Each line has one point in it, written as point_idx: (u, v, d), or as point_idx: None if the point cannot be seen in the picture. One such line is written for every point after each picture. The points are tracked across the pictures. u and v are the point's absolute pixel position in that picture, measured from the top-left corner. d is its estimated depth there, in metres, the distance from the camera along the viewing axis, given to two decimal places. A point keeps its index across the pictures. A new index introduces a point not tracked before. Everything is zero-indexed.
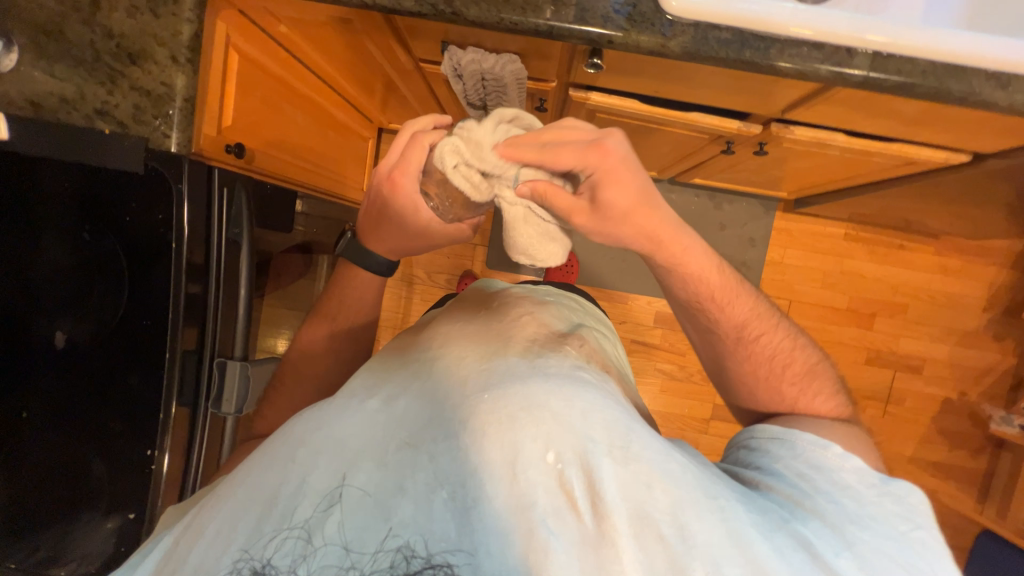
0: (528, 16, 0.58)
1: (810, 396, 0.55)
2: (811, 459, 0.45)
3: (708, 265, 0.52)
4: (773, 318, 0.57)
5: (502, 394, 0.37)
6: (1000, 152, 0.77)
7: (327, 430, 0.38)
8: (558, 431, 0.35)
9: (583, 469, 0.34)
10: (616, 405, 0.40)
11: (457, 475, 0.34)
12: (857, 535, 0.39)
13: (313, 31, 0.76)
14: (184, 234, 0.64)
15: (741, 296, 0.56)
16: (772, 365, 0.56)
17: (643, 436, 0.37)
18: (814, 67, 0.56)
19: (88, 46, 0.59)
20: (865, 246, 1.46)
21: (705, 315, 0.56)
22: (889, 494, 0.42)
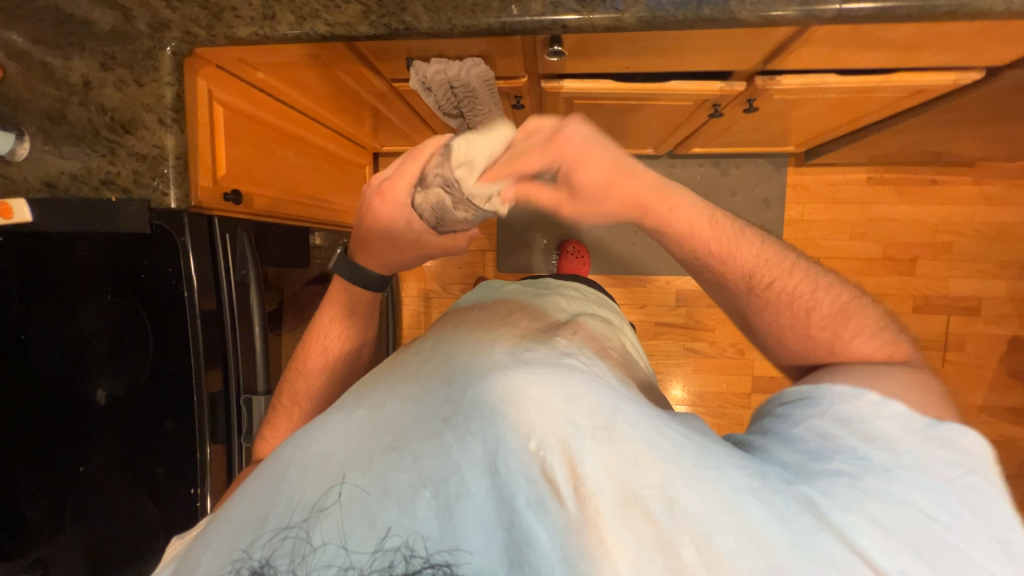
0: (478, 17, 0.58)
1: (844, 338, 0.50)
2: (839, 414, 0.42)
3: (700, 216, 0.49)
4: (787, 261, 0.52)
5: (484, 389, 0.38)
6: (1018, 63, 0.71)
7: (321, 440, 0.39)
8: (539, 418, 0.36)
9: (565, 453, 0.34)
10: (603, 386, 0.41)
11: (439, 474, 0.34)
12: (883, 488, 0.36)
13: (288, 73, 0.79)
14: (195, 286, 0.69)
15: (744, 243, 0.50)
16: (793, 306, 0.51)
17: (628, 415, 0.37)
18: (781, 10, 0.54)
19: (87, 123, 0.64)
20: (893, 187, 1.36)
21: (710, 271, 0.52)
22: (937, 438, 0.39)
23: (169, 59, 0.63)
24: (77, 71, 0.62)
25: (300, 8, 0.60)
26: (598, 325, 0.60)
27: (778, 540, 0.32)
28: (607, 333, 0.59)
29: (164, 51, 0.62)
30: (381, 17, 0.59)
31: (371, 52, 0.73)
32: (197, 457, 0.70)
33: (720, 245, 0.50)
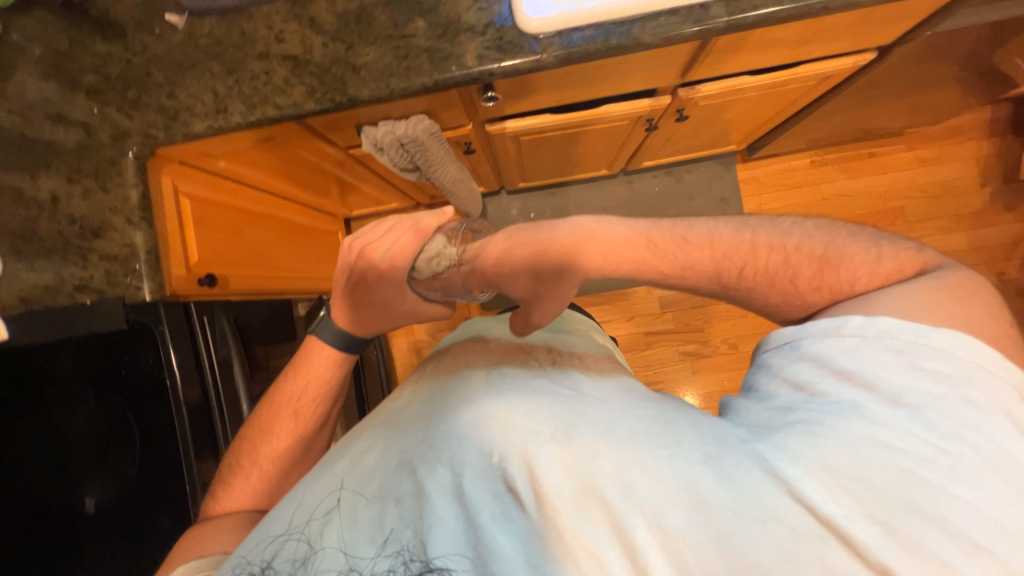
0: (413, 79, 0.64)
1: (840, 285, 0.43)
2: (816, 356, 0.40)
3: (630, 234, 0.48)
4: (741, 239, 0.45)
5: (456, 415, 0.43)
6: (902, 39, 0.79)
7: (328, 465, 0.44)
8: (501, 435, 0.39)
9: (525, 463, 0.37)
10: (570, 399, 0.44)
11: (419, 496, 0.38)
12: (849, 426, 0.34)
13: (248, 158, 0.84)
14: (177, 374, 0.69)
15: (689, 246, 0.46)
16: (773, 289, 0.45)
17: (586, 421, 0.41)
18: (679, 30, 0.61)
19: (57, 236, 0.67)
20: (836, 166, 1.44)
21: (681, 285, 0.48)
22: (926, 358, 0.35)
23: (132, 160, 0.72)
24: (43, 189, 0.66)
25: (247, 98, 0.66)
26: (571, 345, 0.62)
27: (724, 501, 0.33)
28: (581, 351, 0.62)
29: (126, 156, 0.71)
30: (325, 94, 0.65)
31: (323, 127, 0.78)
32: None
33: (676, 262, 0.47)
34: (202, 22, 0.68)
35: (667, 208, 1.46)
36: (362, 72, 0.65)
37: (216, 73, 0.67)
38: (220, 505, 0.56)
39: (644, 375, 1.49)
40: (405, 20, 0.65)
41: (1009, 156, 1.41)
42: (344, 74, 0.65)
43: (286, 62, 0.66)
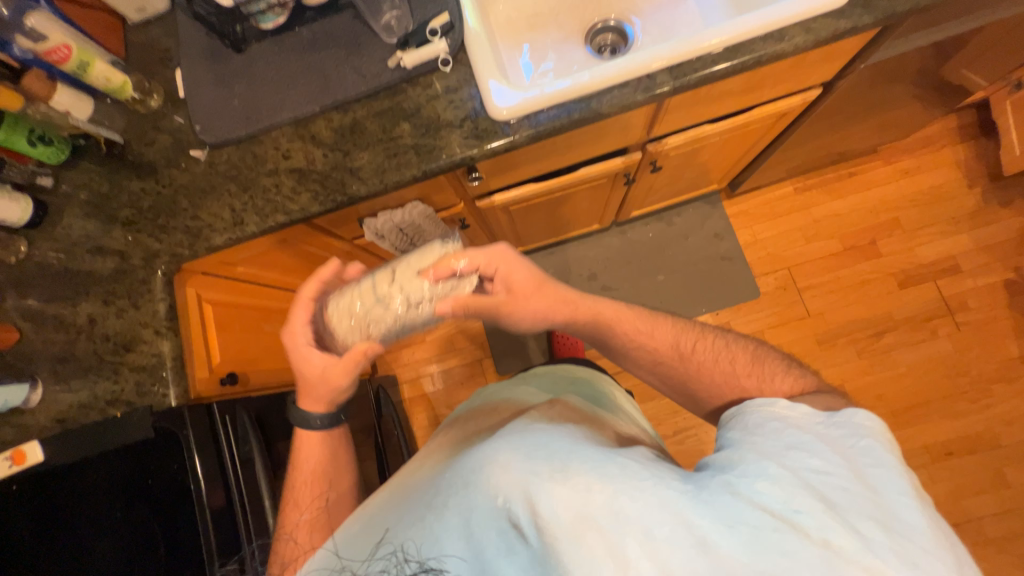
0: (403, 172, 0.72)
1: (767, 377, 0.56)
2: (763, 414, 0.47)
3: (619, 308, 0.65)
4: (700, 330, 0.63)
5: (464, 462, 0.49)
6: (841, 74, 0.87)
7: (362, 517, 0.53)
8: (503, 480, 0.43)
9: (527, 502, 0.41)
10: (567, 436, 0.48)
11: (429, 530, 0.45)
12: (789, 460, 0.41)
13: (263, 260, 0.91)
14: (202, 479, 0.70)
15: (661, 322, 0.63)
16: (719, 361, 0.58)
17: (583, 457, 0.43)
18: (632, 99, 0.70)
19: (92, 354, 0.75)
20: (820, 189, 1.49)
21: (640, 350, 0.62)
22: (835, 424, 0.45)
23: (160, 279, 0.77)
24: (83, 313, 0.76)
25: (260, 210, 0.75)
26: (578, 400, 0.64)
27: (702, 519, 0.38)
28: (589, 407, 0.64)
29: (155, 274, 0.77)
30: (328, 196, 0.73)
31: (328, 225, 0.86)
32: None
33: (637, 330, 0.63)
34: (219, 151, 0.77)
35: (665, 252, 1.50)
36: (359, 174, 0.73)
37: (233, 192, 0.76)
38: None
39: (673, 422, 1.43)
40: (393, 125, 0.74)
41: (990, 156, 1.44)
42: (344, 177, 0.74)
43: (293, 174, 0.75)
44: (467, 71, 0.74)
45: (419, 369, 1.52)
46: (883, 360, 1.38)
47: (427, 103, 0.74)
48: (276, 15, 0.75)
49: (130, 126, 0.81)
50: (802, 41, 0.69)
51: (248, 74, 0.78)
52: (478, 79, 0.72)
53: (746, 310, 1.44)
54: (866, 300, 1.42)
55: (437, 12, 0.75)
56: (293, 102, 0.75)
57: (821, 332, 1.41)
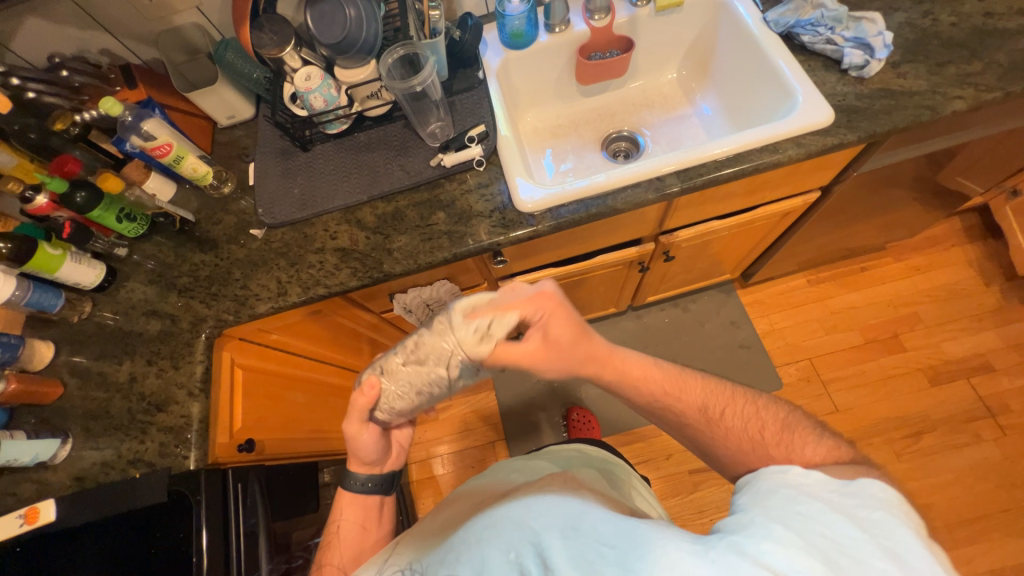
0: (435, 254, 0.80)
1: (799, 449, 0.53)
2: (775, 480, 0.45)
3: (645, 363, 0.59)
4: (728, 390, 0.59)
5: (480, 522, 0.52)
6: (836, 180, 0.96)
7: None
8: (518, 537, 0.47)
9: (540, 558, 0.44)
10: (580, 504, 0.51)
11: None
12: (799, 525, 0.39)
13: (296, 328, 0.96)
14: (204, 550, 0.68)
15: (687, 381, 0.59)
16: (750, 432, 0.55)
17: (593, 520, 0.47)
18: (644, 197, 0.78)
19: (125, 412, 0.78)
20: (834, 282, 1.52)
21: (671, 413, 0.58)
22: (849, 493, 0.42)
23: (203, 343, 0.83)
24: (126, 371, 0.81)
25: (303, 283, 0.82)
26: (587, 473, 0.64)
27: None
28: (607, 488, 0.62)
29: (199, 337, 0.82)
30: (366, 272, 0.81)
31: (361, 298, 0.92)
32: None
33: (659, 389, 0.58)
34: (275, 231, 0.87)
35: (681, 338, 1.51)
36: (395, 254, 0.81)
37: (281, 266, 0.84)
38: None
39: (698, 524, 1.32)
40: (429, 214, 0.83)
41: (1002, 256, 1.47)
42: (382, 256, 0.82)
43: (337, 253, 0.83)
44: (498, 170, 0.85)
45: (430, 448, 1.48)
46: (925, 465, 1.28)
47: (462, 196, 0.84)
48: (341, 123, 0.89)
49: (203, 207, 0.93)
50: (794, 153, 0.78)
51: (310, 168, 0.90)
52: (507, 177, 0.82)
53: None
54: (895, 396, 1.36)
55: (475, 123, 0.88)
56: (345, 192, 0.87)
57: (852, 429, 1.34)
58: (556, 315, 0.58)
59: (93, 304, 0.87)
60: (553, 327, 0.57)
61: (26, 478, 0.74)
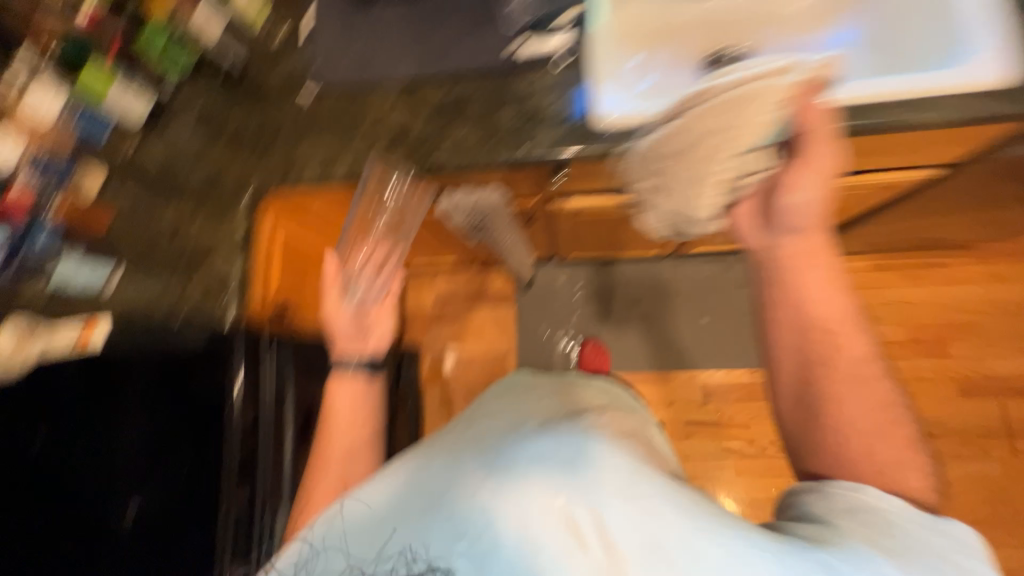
0: (493, 157, 0.73)
1: (892, 464, 0.62)
2: (851, 501, 0.55)
3: (824, 310, 0.69)
4: (880, 380, 0.67)
5: (519, 461, 0.54)
6: (971, 160, 0.80)
7: (382, 498, 0.54)
8: (562, 489, 0.51)
9: (587, 509, 0.50)
10: (615, 457, 0.57)
11: (481, 525, 0.49)
12: (895, 548, 0.49)
13: (336, 205, 0.94)
14: (240, 397, 0.77)
15: (857, 339, 0.68)
16: (874, 413, 0.65)
17: (649, 489, 0.53)
18: None
19: (168, 260, 0.81)
20: (898, 271, 1.40)
21: (824, 349, 0.68)
22: (933, 528, 0.52)
23: (246, 203, 0.82)
24: (171, 216, 0.82)
25: (350, 160, 0.78)
26: (606, 418, 0.68)
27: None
28: (617, 428, 0.67)
29: (242, 197, 0.81)
30: (415, 162, 0.75)
31: None
32: None
33: (829, 327, 0.68)
34: (328, 96, 0.80)
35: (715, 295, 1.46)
36: (450, 147, 0.75)
37: (329, 137, 0.79)
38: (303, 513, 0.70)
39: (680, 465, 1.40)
40: (495, 109, 0.75)
41: None
42: (436, 147, 0.75)
43: (389, 133, 0.77)
44: (580, 73, 0.75)
45: (443, 347, 1.53)
46: None
47: (535, 95, 0.75)
48: None
49: (253, 55, 0.86)
50: None
51: (373, 30, 0.81)
52: (590, 84, 0.73)
53: None
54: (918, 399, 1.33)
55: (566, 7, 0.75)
56: (406, 66, 0.78)
57: None
58: (813, 158, 0.66)
59: (139, 139, 0.83)
60: (811, 156, 0.66)
61: (84, 296, 0.80)
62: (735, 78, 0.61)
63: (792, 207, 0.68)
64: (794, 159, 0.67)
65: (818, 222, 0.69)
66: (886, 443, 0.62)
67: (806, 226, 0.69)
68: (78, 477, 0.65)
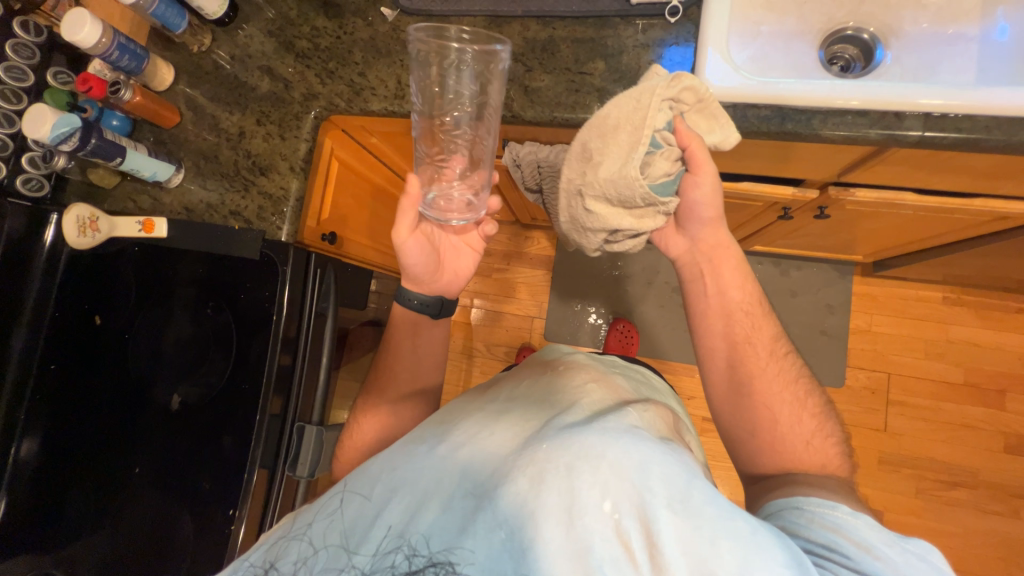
0: (577, 113, 0.68)
1: (799, 451, 0.62)
2: (825, 521, 0.49)
3: (745, 294, 0.70)
4: (793, 371, 0.68)
5: (559, 446, 0.46)
6: None
7: (402, 472, 0.49)
8: (613, 488, 0.43)
9: (640, 521, 0.42)
10: (671, 457, 0.47)
11: (513, 519, 0.42)
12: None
13: (397, 140, 0.91)
14: (284, 312, 0.74)
15: (764, 326, 0.69)
16: (786, 397, 0.65)
17: (705, 492, 0.44)
18: (862, 132, 0.62)
19: (232, 163, 0.80)
20: (971, 310, 1.29)
21: (741, 332, 0.69)
22: (909, 551, 0.45)
23: (311, 122, 0.79)
24: (237, 124, 0.80)
25: None
26: (657, 412, 0.62)
27: None
28: (667, 428, 0.61)
29: (308, 115, 0.78)
30: None
31: None
32: (243, 479, 0.69)
33: (745, 311, 0.70)
34: (408, 19, 0.75)
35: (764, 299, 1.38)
36: (532, 95, 0.69)
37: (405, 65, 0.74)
38: (351, 445, 0.71)
39: None
40: (587, 59, 0.69)
41: None
42: (517, 92, 0.70)
43: None
44: (691, 30, 0.67)
45: (471, 298, 1.52)
46: (942, 512, 1.23)
47: (632, 50, 0.68)
48: None
49: None
50: None
51: None
52: (698, 45, 0.65)
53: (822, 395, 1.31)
54: (956, 444, 1.25)
55: None
56: None
57: (890, 452, 1.26)
58: (698, 156, 0.61)
59: (212, 39, 0.82)
60: (699, 163, 0.62)
61: (144, 190, 0.80)
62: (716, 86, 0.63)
63: (699, 204, 0.67)
64: (692, 167, 0.62)
65: (724, 211, 0.69)
66: (799, 414, 0.64)
67: (715, 216, 0.69)
68: (141, 364, 0.75)
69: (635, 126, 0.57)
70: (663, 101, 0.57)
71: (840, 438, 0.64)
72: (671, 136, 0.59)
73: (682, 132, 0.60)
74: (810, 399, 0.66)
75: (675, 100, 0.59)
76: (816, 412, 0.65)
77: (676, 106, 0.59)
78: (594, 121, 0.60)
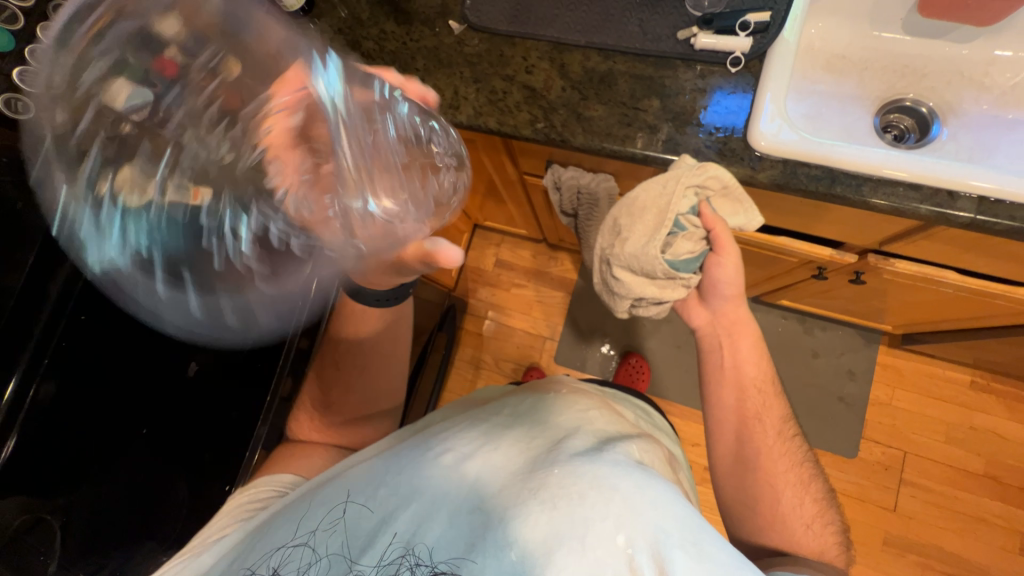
0: (624, 147, 0.68)
1: (796, 535, 0.60)
2: None
3: (764, 373, 0.70)
4: (801, 457, 0.66)
5: (572, 472, 0.45)
6: None
7: (405, 483, 0.48)
8: (628, 521, 0.42)
9: (652, 557, 0.41)
10: (680, 498, 0.47)
11: (524, 542, 0.41)
12: None
13: None
14: None
15: (770, 405, 0.68)
16: (789, 478, 0.63)
17: (716, 537, 0.43)
18: (913, 206, 0.61)
19: None
20: (999, 399, 1.24)
21: (749, 404, 0.68)
22: None
23: None
24: None
25: (478, 104, 0.75)
26: (655, 448, 0.60)
27: None
28: (665, 466, 0.59)
29: None
30: (544, 127, 0.72)
31: (519, 151, 0.83)
32: None
33: (757, 388, 0.69)
34: (474, 34, 0.77)
35: (785, 355, 1.33)
36: (584, 123, 0.70)
37: (464, 77, 0.76)
38: None
39: None
40: (643, 96, 0.70)
41: None
42: (569, 118, 0.71)
43: (524, 90, 0.73)
44: (751, 81, 0.68)
45: (485, 309, 1.53)
46: None
47: (689, 92, 0.69)
48: None
49: None
50: None
51: None
52: (756, 94, 0.66)
53: (831, 463, 1.26)
54: (967, 538, 1.19)
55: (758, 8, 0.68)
56: (563, 24, 0.74)
57: (895, 535, 1.21)
58: (719, 238, 0.67)
59: None
60: (718, 242, 0.67)
61: None
62: (797, 147, 0.63)
63: (721, 282, 0.71)
64: (714, 246, 0.68)
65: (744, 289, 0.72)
66: (802, 497, 0.62)
67: (735, 293, 0.72)
68: None
69: (660, 210, 0.63)
70: (687, 189, 0.63)
71: (836, 521, 0.62)
72: (694, 220, 0.65)
73: (706, 216, 0.65)
74: (814, 483, 0.64)
75: (701, 187, 0.64)
76: (818, 497, 0.63)
77: (699, 193, 0.64)
78: (625, 201, 0.66)
